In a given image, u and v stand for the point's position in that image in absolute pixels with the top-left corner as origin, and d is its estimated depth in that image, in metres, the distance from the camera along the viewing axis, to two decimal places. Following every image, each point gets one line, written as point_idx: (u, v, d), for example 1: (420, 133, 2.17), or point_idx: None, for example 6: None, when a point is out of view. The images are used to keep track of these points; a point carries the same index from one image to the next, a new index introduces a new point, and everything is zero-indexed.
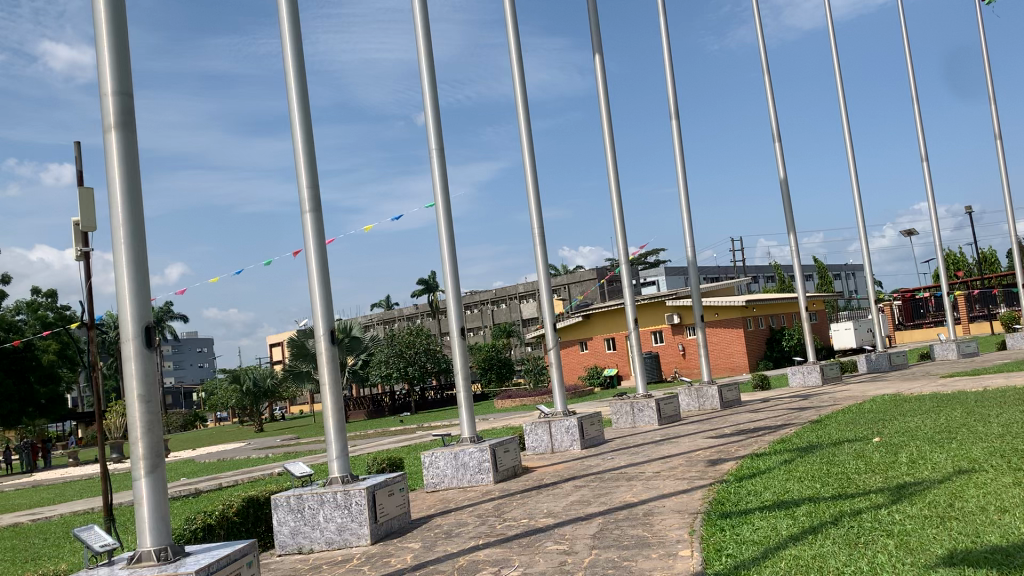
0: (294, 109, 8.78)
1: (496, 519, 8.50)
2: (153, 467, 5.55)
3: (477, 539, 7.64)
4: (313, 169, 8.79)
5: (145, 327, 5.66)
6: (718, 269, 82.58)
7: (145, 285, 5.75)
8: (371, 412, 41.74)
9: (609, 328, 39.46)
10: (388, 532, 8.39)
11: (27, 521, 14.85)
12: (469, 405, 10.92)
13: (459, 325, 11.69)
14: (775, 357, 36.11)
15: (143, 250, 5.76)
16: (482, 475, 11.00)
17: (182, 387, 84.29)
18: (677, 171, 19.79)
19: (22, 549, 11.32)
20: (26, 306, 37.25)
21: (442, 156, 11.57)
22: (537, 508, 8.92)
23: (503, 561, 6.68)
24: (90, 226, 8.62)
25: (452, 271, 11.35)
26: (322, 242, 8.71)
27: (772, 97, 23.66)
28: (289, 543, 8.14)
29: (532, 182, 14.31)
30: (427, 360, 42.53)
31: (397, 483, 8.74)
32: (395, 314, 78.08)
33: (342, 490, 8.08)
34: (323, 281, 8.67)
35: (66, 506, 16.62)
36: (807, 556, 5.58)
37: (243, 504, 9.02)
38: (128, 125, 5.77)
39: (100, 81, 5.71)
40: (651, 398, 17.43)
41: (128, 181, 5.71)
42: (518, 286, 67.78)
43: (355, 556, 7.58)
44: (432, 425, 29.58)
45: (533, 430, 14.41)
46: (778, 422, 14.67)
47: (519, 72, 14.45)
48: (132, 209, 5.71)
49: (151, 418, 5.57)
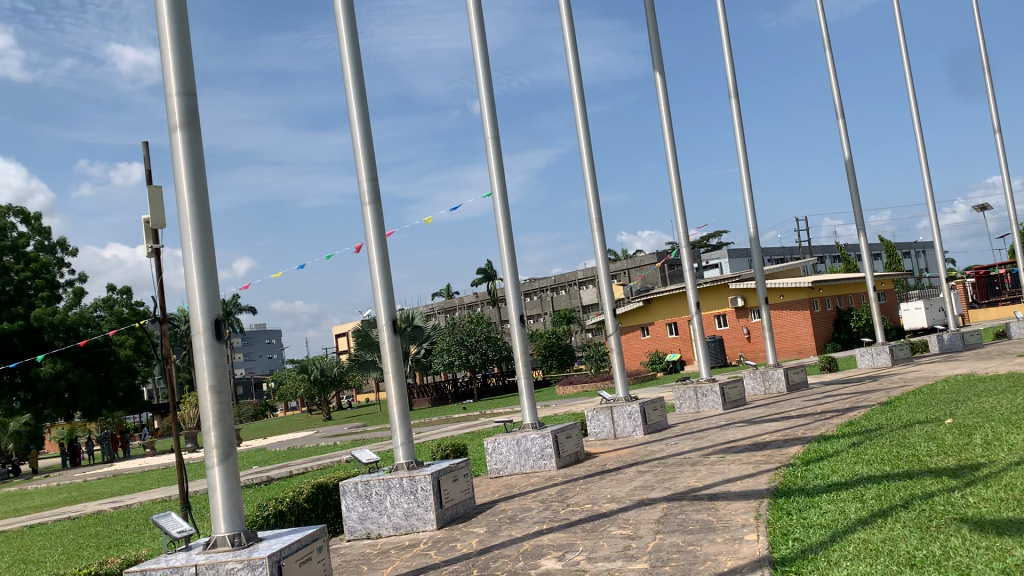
0: (352, 105, 8.90)
1: (560, 504, 8.54)
2: (226, 455, 5.72)
3: (541, 524, 7.70)
4: (371, 161, 8.89)
5: (214, 320, 5.83)
6: (783, 250, 81.30)
7: (213, 279, 5.90)
8: (434, 400, 42.26)
9: (671, 312, 39.15)
10: (454, 517, 8.53)
11: (110, 509, 15.46)
12: (529, 392, 10.95)
13: (519, 313, 11.69)
14: (843, 338, 35.37)
15: (211, 248, 5.92)
16: (545, 460, 11.04)
17: (252, 378, 86.68)
18: (737, 150, 19.50)
19: (104, 536, 11.79)
20: (103, 303, 38.46)
21: (497, 144, 11.59)
22: (601, 493, 8.92)
23: (567, 545, 6.72)
24: (159, 223, 8.90)
25: (509, 259, 11.38)
26: (382, 234, 8.84)
27: (834, 73, 23.19)
28: (357, 528, 8.32)
29: (588, 168, 14.25)
30: (488, 348, 42.81)
31: (462, 469, 8.83)
32: (456, 303, 78.87)
33: (407, 476, 8.20)
34: (384, 272, 8.79)
35: (146, 494, 17.27)
36: (877, 539, 5.48)
37: (313, 491, 9.24)
38: (193, 124, 5.93)
39: (165, 82, 5.88)
40: (715, 382, 17.23)
41: (194, 178, 5.88)
42: (578, 272, 67.69)
43: (422, 540, 7.72)
44: (494, 412, 29.74)
45: (595, 416, 14.40)
46: (846, 405, 14.37)
47: (574, 57, 14.38)
48: (199, 208, 5.88)
49: (222, 408, 5.74)
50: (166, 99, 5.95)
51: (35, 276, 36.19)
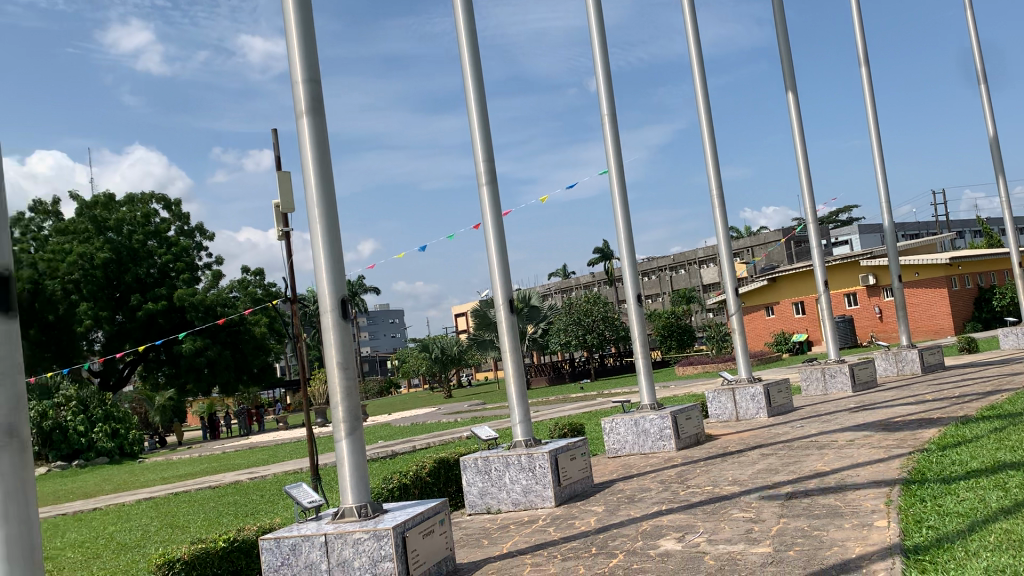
0: (470, 89, 8.99)
1: (680, 485, 8.45)
2: (352, 429, 5.95)
3: (660, 505, 7.64)
4: (488, 143, 8.96)
5: (340, 299, 6.04)
6: (919, 226, 77.18)
7: (340, 260, 6.12)
8: (552, 379, 42.53)
9: (796, 291, 37.89)
10: (572, 495, 8.58)
11: (247, 479, 16.39)
12: (648, 372, 10.85)
13: (637, 292, 11.58)
14: (985, 318, 33.36)
15: (336, 229, 6.14)
16: (664, 441, 10.93)
17: (377, 356, 89.64)
18: (868, 120, 18.60)
19: (242, 504, 12.51)
20: (238, 284, 40.51)
21: (614, 122, 11.46)
22: (722, 475, 8.77)
23: (687, 526, 6.65)
24: (288, 207, 9.29)
25: (626, 239, 11.28)
26: (499, 214, 8.91)
27: (976, 34, 21.74)
28: (478, 503, 8.49)
29: (709, 143, 13.91)
30: (606, 328, 42.68)
31: (579, 448, 8.88)
32: (573, 284, 78.93)
33: (525, 453, 8.29)
34: (500, 253, 8.86)
35: (279, 466, 18.18)
36: (1021, 531, 5.15)
37: (435, 466, 9.49)
38: (318, 110, 6.14)
39: (292, 70, 6.11)
40: (844, 364, 16.57)
41: (320, 162, 6.10)
42: (698, 251, 66.45)
43: (541, 517, 7.80)
44: (613, 392, 29.68)
45: (716, 397, 14.14)
46: (989, 388, 13.54)
47: (694, 31, 14.03)
48: (325, 190, 6.10)
49: (349, 384, 5.96)
50: (293, 87, 6.18)
51: (176, 259, 38.54)
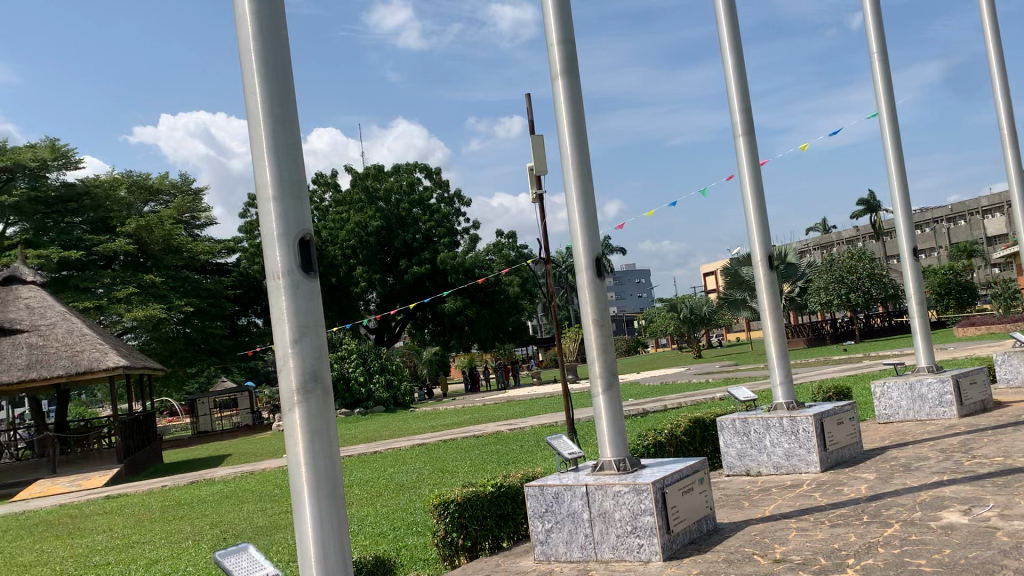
0: (723, 32, 8.46)
1: (964, 455, 7.74)
2: (609, 385, 6.19)
3: (941, 475, 7.06)
4: (743, 84, 8.40)
5: (596, 258, 6.21)
6: None
7: (594, 221, 6.26)
8: (810, 340, 40.48)
9: None
10: (839, 460, 8.19)
11: (506, 430, 17.24)
12: (925, 333, 10.00)
13: (910, 244, 10.71)
14: None
15: (591, 190, 6.25)
16: (944, 408, 10.05)
17: (626, 315, 90.12)
18: None
19: (504, 453, 13.19)
20: (494, 248, 41.96)
21: (885, 58, 10.52)
22: (1015, 445, 7.93)
23: (974, 499, 6.09)
24: (542, 169, 9.56)
25: (899, 185, 10.43)
26: (755, 163, 8.37)
27: None
28: (736, 465, 8.34)
29: (997, 74, 12.49)
30: (872, 286, 39.76)
31: (846, 412, 8.42)
32: (834, 239, 74.24)
33: (787, 416, 8.00)
34: (758, 205, 8.38)
35: (535, 419, 18.92)
36: None
37: (690, 424, 9.44)
38: (572, 71, 6.22)
39: (547, 33, 6.23)
40: None
41: (575, 123, 6.20)
42: (981, 200, 59.76)
43: (805, 481, 7.50)
44: (879, 354, 27.66)
45: (1007, 361, 12.75)
46: None
47: None
48: (580, 150, 6.21)
49: (605, 342, 6.15)
50: (548, 49, 6.31)
51: (438, 225, 40.42)
